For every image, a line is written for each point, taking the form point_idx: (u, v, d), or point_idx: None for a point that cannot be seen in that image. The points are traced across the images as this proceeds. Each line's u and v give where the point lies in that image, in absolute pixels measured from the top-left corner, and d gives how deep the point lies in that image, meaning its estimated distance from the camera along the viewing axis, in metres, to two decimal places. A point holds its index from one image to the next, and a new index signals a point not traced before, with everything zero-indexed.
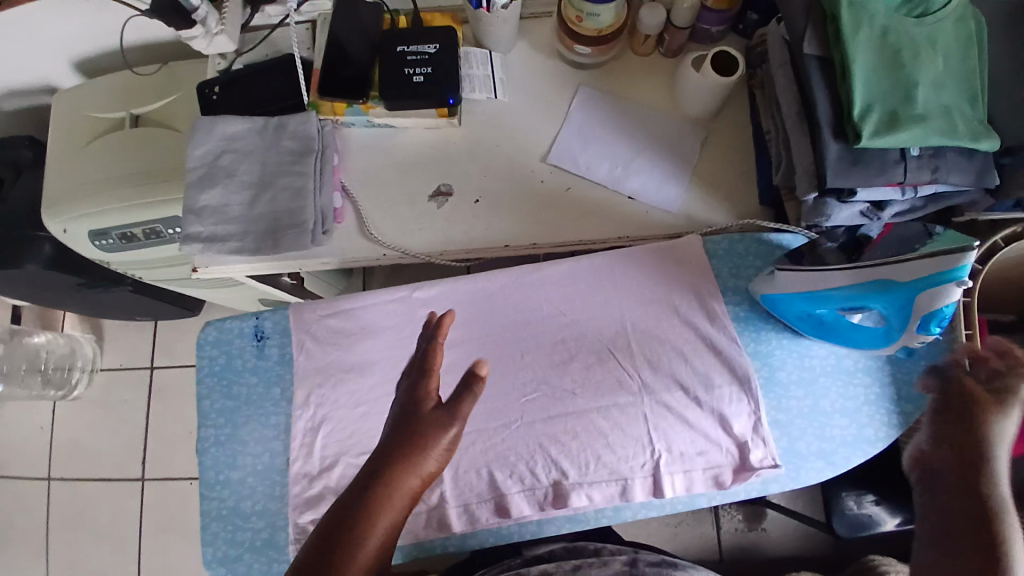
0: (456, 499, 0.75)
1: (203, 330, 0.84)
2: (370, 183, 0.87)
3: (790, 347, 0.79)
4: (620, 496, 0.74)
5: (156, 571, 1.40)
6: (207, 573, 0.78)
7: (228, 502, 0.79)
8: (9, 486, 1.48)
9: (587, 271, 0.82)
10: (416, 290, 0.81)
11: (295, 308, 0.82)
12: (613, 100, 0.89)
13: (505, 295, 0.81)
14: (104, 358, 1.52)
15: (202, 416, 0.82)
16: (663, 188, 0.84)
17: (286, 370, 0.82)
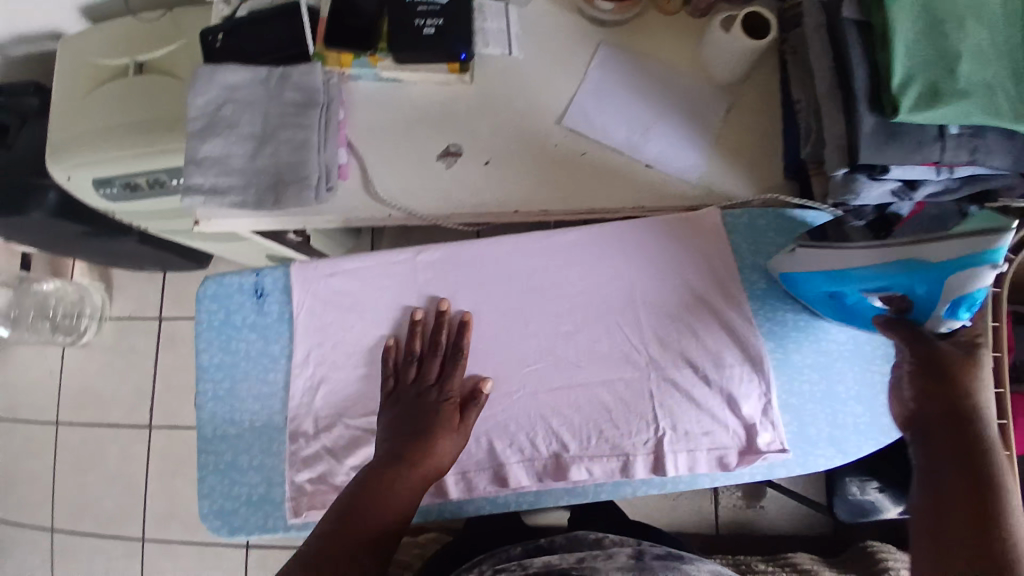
0: (453, 465, 0.74)
1: (203, 283, 0.82)
2: (377, 139, 0.84)
3: (807, 329, 0.76)
4: (620, 472, 0.72)
5: (162, 516, 1.42)
6: (203, 524, 0.78)
7: (225, 456, 0.79)
8: (21, 428, 1.51)
9: (598, 239, 0.78)
10: (419, 253, 0.79)
11: (297, 265, 0.80)
12: (635, 60, 0.84)
13: (512, 261, 0.78)
14: (114, 305, 1.52)
15: (200, 369, 0.80)
16: (682, 156, 0.80)
17: (286, 327, 0.80)
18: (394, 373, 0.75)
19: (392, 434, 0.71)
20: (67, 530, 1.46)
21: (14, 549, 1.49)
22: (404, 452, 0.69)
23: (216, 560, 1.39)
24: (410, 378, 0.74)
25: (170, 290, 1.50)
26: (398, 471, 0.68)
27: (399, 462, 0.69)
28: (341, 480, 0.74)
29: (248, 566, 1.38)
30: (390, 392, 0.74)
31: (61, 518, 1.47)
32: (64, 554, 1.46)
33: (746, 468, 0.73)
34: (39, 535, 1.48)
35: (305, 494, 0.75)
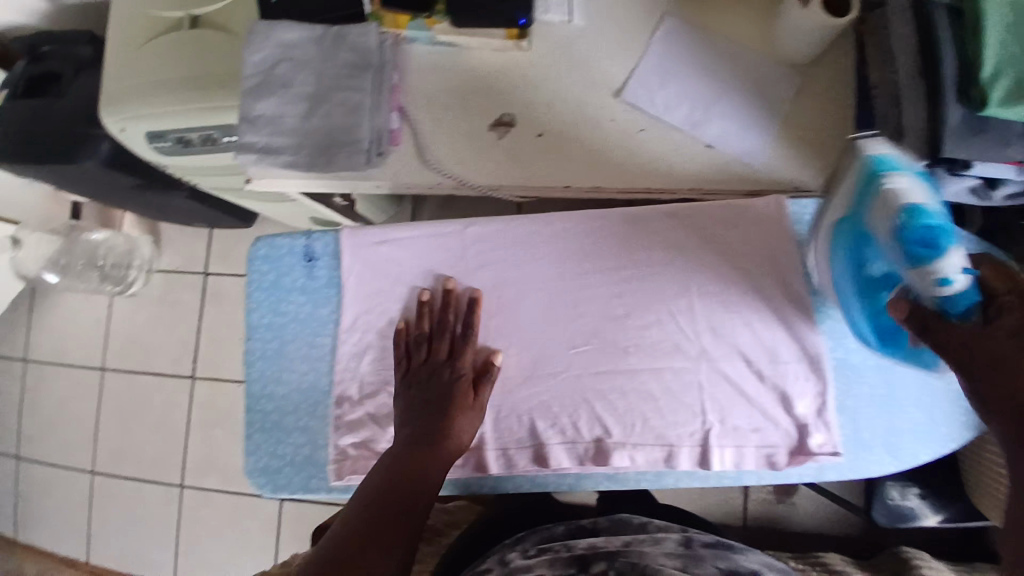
0: (495, 441, 0.74)
1: (254, 244, 0.81)
2: (429, 105, 0.82)
3: None
4: (665, 463, 0.71)
5: (201, 465, 1.47)
6: (247, 480, 0.79)
7: (271, 415, 0.80)
8: (69, 372, 1.56)
9: (656, 221, 0.76)
10: (469, 226, 0.77)
11: (346, 231, 0.79)
12: (702, 33, 0.80)
13: (566, 239, 0.76)
14: (161, 258, 1.55)
15: (250, 330, 0.81)
16: (746, 137, 0.77)
17: (335, 293, 0.80)
18: (405, 355, 0.75)
19: (411, 417, 0.73)
20: (110, 471, 1.52)
21: (59, 487, 1.55)
22: (427, 437, 0.71)
23: (251, 510, 1.44)
24: (423, 358, 0.74)
25: (216, 246, 1.52)
26: (420, 457, 0.70)
27: (421, 447, 0.70)
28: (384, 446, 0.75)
29: (282, 518, 1.42)
30: (404, 373, 0.75)
31: (104, 460, 1.53)
32: (106, 494, 1.52)
33: (795, 469, 0.72)
34: (83, 475, 1.54)
35: (349, 458, 0.75)
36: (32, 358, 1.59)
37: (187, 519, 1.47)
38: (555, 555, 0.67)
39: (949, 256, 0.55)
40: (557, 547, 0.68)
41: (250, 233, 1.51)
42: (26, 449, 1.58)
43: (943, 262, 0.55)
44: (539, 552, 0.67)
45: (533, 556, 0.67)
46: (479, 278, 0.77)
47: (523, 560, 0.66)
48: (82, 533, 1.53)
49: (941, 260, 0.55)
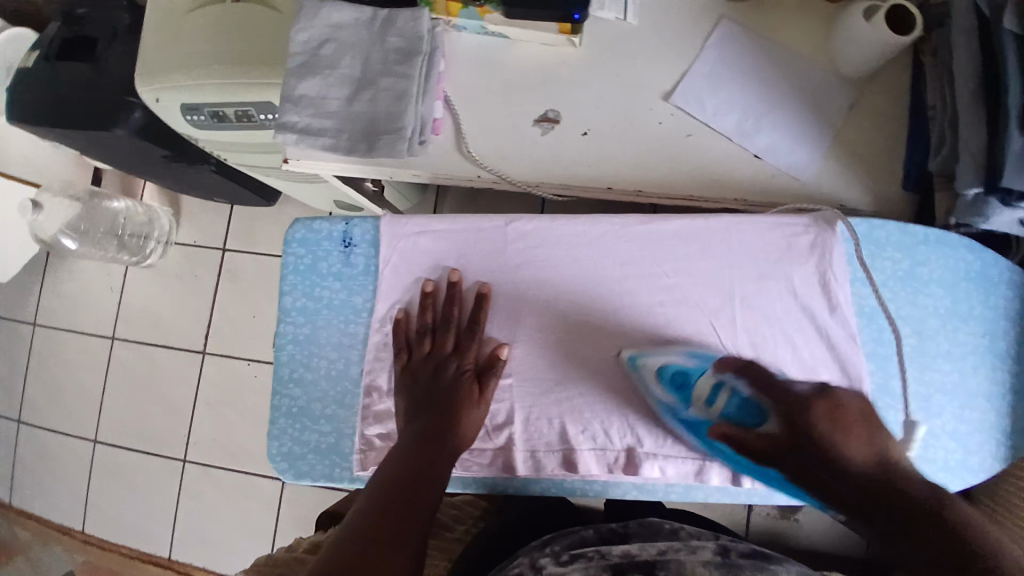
0: (524, 443, 0.73)
1: (292, 227, 0.80)
2: (474, 96, 0.80)
3: (913, 358, 0.73)
4: (695, 477, 0.71)
5: (205, 441, 1.46)
6: (270, 465, 0.79)
7: (298, 401, 0.78)
8: (78, 339, 1.56)
9: (705, 232, 0.74)
10: (511, 223, 0.76)
11: (385, 219, 0.78)
12: (759, 41, 0.79)
13: (609, 242, 0.75)
14: (179, 231, 1.54)
15: (282, 313, 0.79)
16: (795, 152, 0.75)
17: (371, 280, 0.79)
18: (407, 348, 0.76)
19: (419, 413, 0.72)
20: (113, 442, 1.51)
21: (59, 454, 1.54)
22: (437, 430, 0.69)
23: (253, 489, 1.43)
24: (425, 354, 0.75)
25: (236, 223, 1.51)
26: (431, 449, 0.68)
27: (430, 441, 0.69)
28: None
29: (283, 499, 1.41)
30: (405, 368, 0.75)
31: (107, 430, 1.52)
32: (107, 464, 1.51)
33: None
34: (85, 444, 1.53)
35: (374, 449, 0.75)
36: (42, 322, 1.58)
37: (188, 495, 1.46)
38: (588, 562, 0.66)
39: (699, 382, 0.69)
40: (589, 556, 0.67)
41: (271, 212, 1.50)
42: (29, 413, 1.57)
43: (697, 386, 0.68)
44: (570, 560, 0.67)
45: (566, 564, 0.67)
46: (519, 275, 0.75)
47: (557, 567, 0.66)
48: (80, 501, 1.53)
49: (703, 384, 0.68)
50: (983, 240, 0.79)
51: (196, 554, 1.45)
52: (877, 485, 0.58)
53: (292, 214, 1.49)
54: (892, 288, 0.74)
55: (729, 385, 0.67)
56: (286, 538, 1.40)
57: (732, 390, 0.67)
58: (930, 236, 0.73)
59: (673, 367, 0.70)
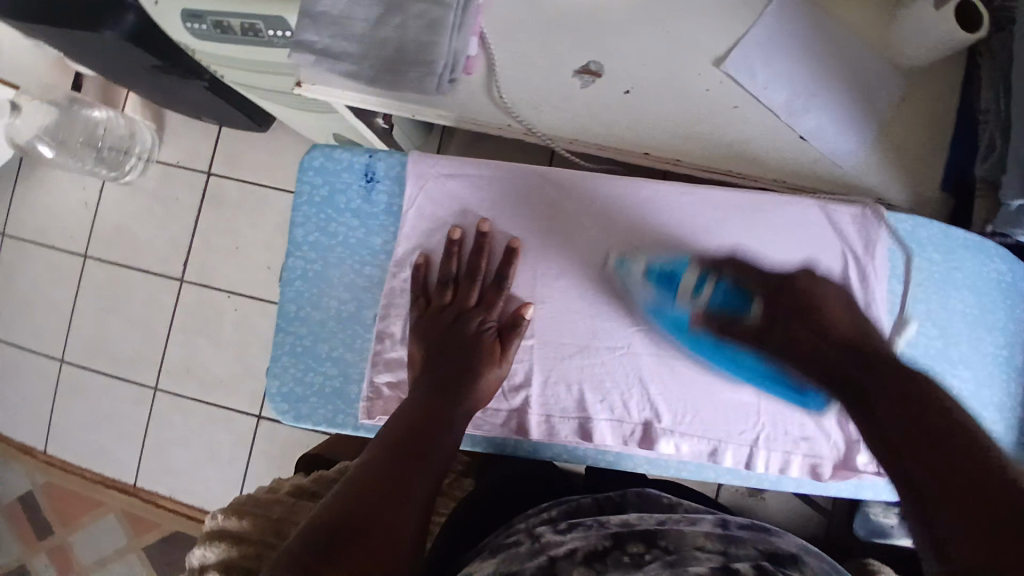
0: (539, 407, 0.72)
1: (309, 153, 0.76)
2: (510, 36, 0.75)
3: (937, 359, 0.73)
4: (709, 455, 0.71)
5: (179, 371, 1.41)
6: (267, 405, 0.76)
7: (303, 340, 0.76)
8: (47, 254, 1.47)
9: (743, 207, 0.73)
10: (549, 176, 0.74)
11: (414, 158, 0.75)
12: (818, 14, 0.76)
13: (646, 208, 0.73)
14: (163, 149, 1.45)
15: (292, 246, 0.76)
16: (837, 136, 0.74)
17: (390, 221, 0.76)
18: (424, 292, 0.73)
19: (431, 366, 0.70)
20: (80, 364, 1.45)
21: (23, 371, 1.48)
22: (452, 387, 0.68)
23: (225, 424, 1.39)
24: (444, 302, 0.73)
25: (224, 146, 1.43)
26: (442, 406, 0.66)
27: (443, 397, 0.67)
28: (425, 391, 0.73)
29: (257, 436, 1.38)
30: (420, 311, 0.73)
31: (75, 351, 1.46)
32: (73, 386, 1.45)
33: (836, 483, 0.73)
34: (50, 363, 1.47)
35: (381, 397, 0.73)
36: (10, 232, 1.49)
37: (156, 423, 1.42)
38: (586, 530, 0.61)
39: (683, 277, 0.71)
40: (588, 524, 0.62)
41: (264, 137, 1.41)
42: None
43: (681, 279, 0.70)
44: (567, 529, 0.61)
45: (563, 532, 0.61)
46: (551, 234, 0.74)
47: (554, 536, 0.60)
48: (43, 422, 1.47)
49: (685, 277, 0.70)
50: (1011, 249, 0.78)
51: (163, 484, 1.42)
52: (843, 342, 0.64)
53: (285, 142, 1.41)
54: (925, 288, 0.74)
55: (714, 277, 0.69)
56: (257, 475, 1.38)
57: (714, 281, 0.69)
58: (969, 242, 0.74)
59: (659, 265, 0.72)
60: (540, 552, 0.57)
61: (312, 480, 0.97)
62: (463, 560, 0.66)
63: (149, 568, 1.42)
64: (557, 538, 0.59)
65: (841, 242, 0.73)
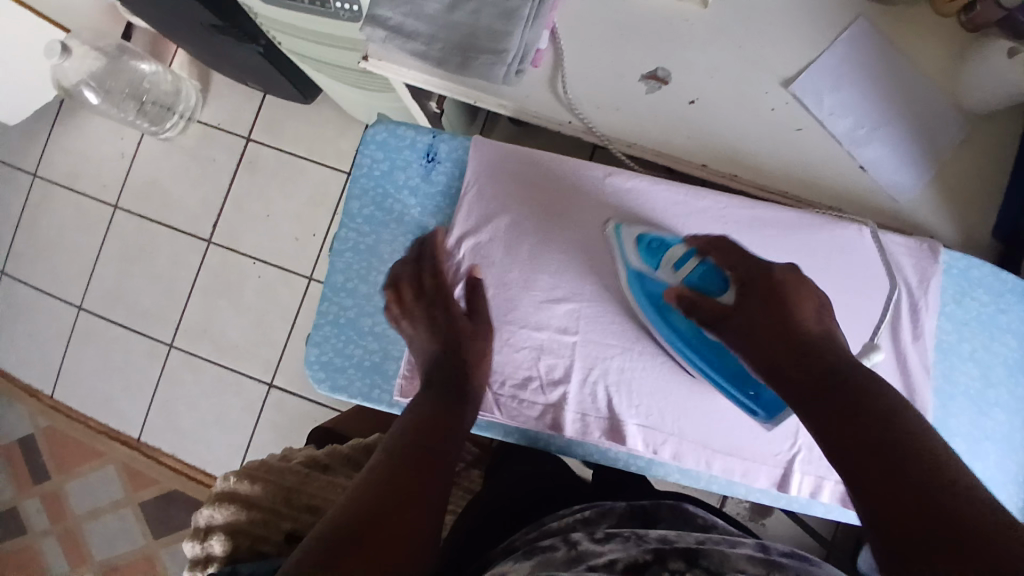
0: (575, 405, 0.75)
1: (374, 127, 0.81)
2: (582, 34, 0.75)
3: (976, 400, 0.75)
4: (741, 474, 0.73)
5: (195, 330, 1.41)
6: (306, 372, 0.79)
7: (347, 312, 0.79)
8: (77, 200, 1.48)
9: (801, 227, 0.75)
10: (610, 176, 0.78)
11: (479, 140, 0.79)
12: (888, 46, 0.75)
13: (703, 219, 0.77)
14: (204, 109, 1.45)
15: (347, 217, 0.80)
16: (895, 170, 0.74)
17: (446, 202, 0.80)
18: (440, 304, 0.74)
19: (443, 363, 0.71)
20: (97, 313, 1.45)
21: (39, 314, 1.48)
22: (461, 388, 0.69)
23: (236, 389, 1.39)
24: (455, 320, 0.73)
25: (265, 113, 1.43)
26: (454, 408, 0.67)
27: (449, 396, 0.68)
28: None
29: (265, 405, 1.38)
30: (431, 323, 0.74)
31: (94, 299, 1.46)
32: (87, 334, 1.46)
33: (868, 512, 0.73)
34: (67, 309, 1.47)
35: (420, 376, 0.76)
36: (42, 174, 1.50)
37: (168, 380, 1.42)
38: (624, 543, 0.62)
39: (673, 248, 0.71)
40: (625, 537, 0.63)
41: (305, 109, 1.41)
42: (14, 265, 1.50)
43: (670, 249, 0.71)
44: (605, 539, 0.63)
45: (602, 543, 0.62)
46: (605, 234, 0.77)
47: (592, 545, 0.61)
48: (53, 367, 1.47)
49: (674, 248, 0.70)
50: None
51: (165, 441, 1.42)
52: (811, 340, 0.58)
53: (325, 116, 1.41)
54: (973, 329, 0.75)
55: (698, 255, 0.68)
56: (262, 442, 1.38)
57: (699, 260, 0.68)
58: (1015, 288, 0.75)
59: (650, 235, 0.73)
60: (578, 559, 0.59)
61: (326, 453, 0.98)
62: (486, 555, 0.66)
63: (143, 524, 1.43)
64: (596, 548, 0.60)
65: (895, 275, 0.75)
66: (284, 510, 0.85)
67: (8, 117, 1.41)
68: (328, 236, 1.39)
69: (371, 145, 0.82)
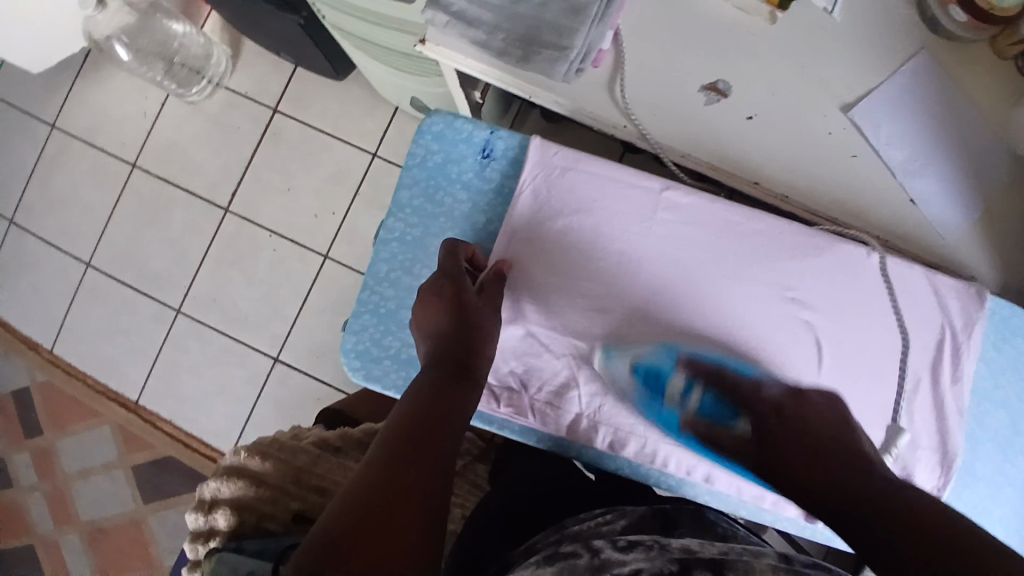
0: (609, 419, 0.76)
1: (431, 117, 0.82)
2: (645, 38, 0.74)
3: (1000, 446, 0.75)
4: (772, 502, 0.75)
5: (204, 298, 1.40)
6: (342, 358, 0.81)
7: (387, 303, 0.81)
8: (95, 155, 1.45)
9: (851, 261, 0.75)
10: (666, 190, 0.77)
11: (537, 142, 0.79)
12: (949, 82, 0.75)
13: (756, 241, 0.77)
14: (233, 76, 1.43)
15: (397, 206, 0.82)
16: (943, 208, 0.74)
17: (497, 200, 0.81)
18: (453, 282, 0.74)
19: (453, 340, 0.72)
20: (106, 272, 1.43)
21: (46, 268, 1.46)
22: (463, 368, 0.70)
23: (240, 361, 1.38)
24: (466, 297, 0.73)
25: (295, 86, 1.41)
26: (455, 390, 0.68)
27: (453, 377, 0.69)
28: (500, 376, 0.78)
29: (269, 380, 1.37)
30: (442, 306, 0.74)
31: (103, 258, 1.43)
32: (93, 291, 1.43)
33: None
34: (75, 265, 1.44)
35: None
36: (61, 126, 1.47)
37: (171, 346, 1.40)
38: (648, 552, 0.60)
39: (674, 379, 0.73)
40: (648, 546, 0.61)
41: (336, 85, 1.39)
42: (25, 215, 1.47)
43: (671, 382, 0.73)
44: (628, 547, 0.61)
45: (624, 551, 0.60)
46: (655, 247, 0.77)
47: (616, 553, 0.60)
48: (56, 321, 1.45)
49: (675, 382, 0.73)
50: None
51: (163, 406, 1.40)
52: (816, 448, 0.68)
53: (355, 95, 1.39)
54: (1006, 375, 0.76)
55: (704, 384, 0.73)
56: (262, 417, 1.37)
57: (701, 393, 0.73)
58: None
59: (644, 364, 0.73)
60: (599, 569, 0.58)
61: (338, 434, 0.96)
62: (508, 555, 0.65)
63: (134, 488, 1.42)
64: (619, 558, 0.59)
65: (940, 315, 0.75)
66: (292, 489, 0.85)
67: (32, 65, 1.38)
68: (348, 215, 1.37)
69: (427, 136, 0.83)
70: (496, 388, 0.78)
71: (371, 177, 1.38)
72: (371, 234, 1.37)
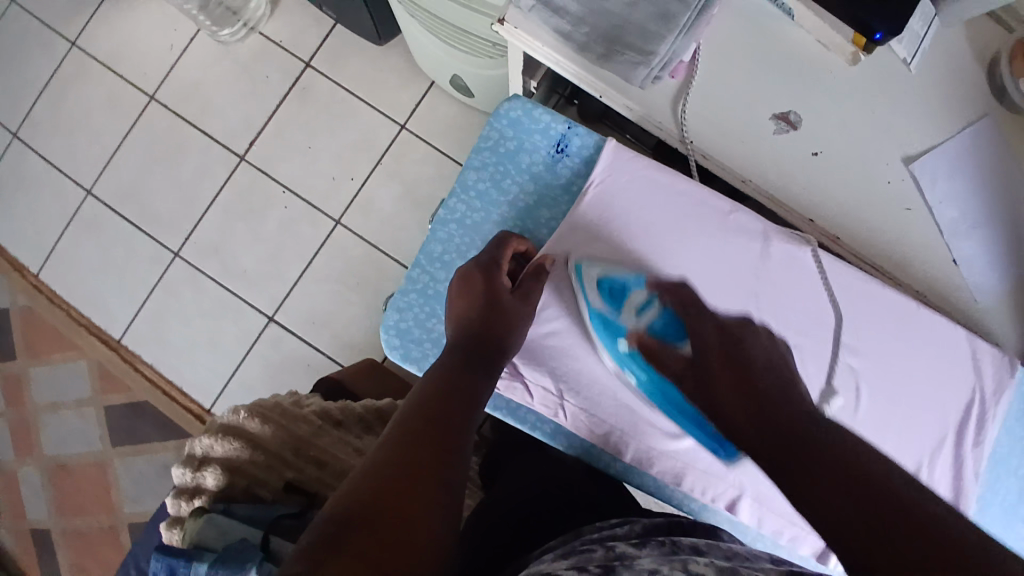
0: (646, 437, 0.76)
1: (510, 103, 0.81)
2: (724, 58, 0.73)
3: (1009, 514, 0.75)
4: (788, 538, 0.76)
5: (206, 245, 1.35)
6: (380, 334, 0.80)
7: (436, 285, 0.80)
8: (112, 81, 1.40)
9: (903, 316, 0.75)
10: (735, 211, 0.78)
11: (611, 145, 0.79)
12: (1011, 150, 0.74)
13: (816, 281, 0.77)
14: (269, 22, 1.38)
15: (462, 186, 0.81)
16: (985, 272, 0.74)
17: (564, 197, 0.81)
18: (489, 273, 0.72)
19: (477, 331, 0.69)
20: (105, 202, 1.38)
21: (45, 190, 1.40)
22: (479, 362, 0.67)
23: (234, 315, 1.34)
24: (500, 293, 0.71)
25: (331, 43, 1.36)
26: (472, 379, 0.65)
27: (473, 366, 0.66)
28: (531, 377, 0.76)
29: (261, 339, 1.33)
30: (473, 291, 0.71)
31: (106, 188, 1.38)
32: (90, 220, 1.38)
33: None
34: (75, 191, 1.39)
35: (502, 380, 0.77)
36: (81, 46, 1.41)
37: (164, 289, 1.36)
38: (660, 549, 0.61)
39: (632, 295, 0.73)
40: (660, 543, 0.62)
41: (374, 51, 1.35)
42: (30, 132, 1.41)
43: (630, 297, 0.73)
44: (641, 543, 0.61)
45: (637, 546, 0.61)
46: (713, 267, 0.77)
47: (630, 548, 0.60)
48: (47, 245, 1.39)
49: (634, 297, 0.73)
50: None
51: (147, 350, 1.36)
52: (775, 402, 0.58)
53: (391, 63, 1.35)
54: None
55: (661, 303, 0.72)
56: (247, 374, 1.33)
57: (660, 309, 0.72)
58: None
59: (611, 277, 0.74)
60: (616, 560, 0.57)
61: (339, 408, 0.97)
62: (524, 557, 0.64)
63: (104, 429, 1.37)
64: (633, 552, 0.59)
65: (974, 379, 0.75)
66: (290, 458, 0.82)
67: None
68: (366, 184, 1.34)
69: (502, 120, 0.82)
70: (533, 385, 0.76)
71: (397, 148, 1.34)
72: (387, 207, 1.33)
